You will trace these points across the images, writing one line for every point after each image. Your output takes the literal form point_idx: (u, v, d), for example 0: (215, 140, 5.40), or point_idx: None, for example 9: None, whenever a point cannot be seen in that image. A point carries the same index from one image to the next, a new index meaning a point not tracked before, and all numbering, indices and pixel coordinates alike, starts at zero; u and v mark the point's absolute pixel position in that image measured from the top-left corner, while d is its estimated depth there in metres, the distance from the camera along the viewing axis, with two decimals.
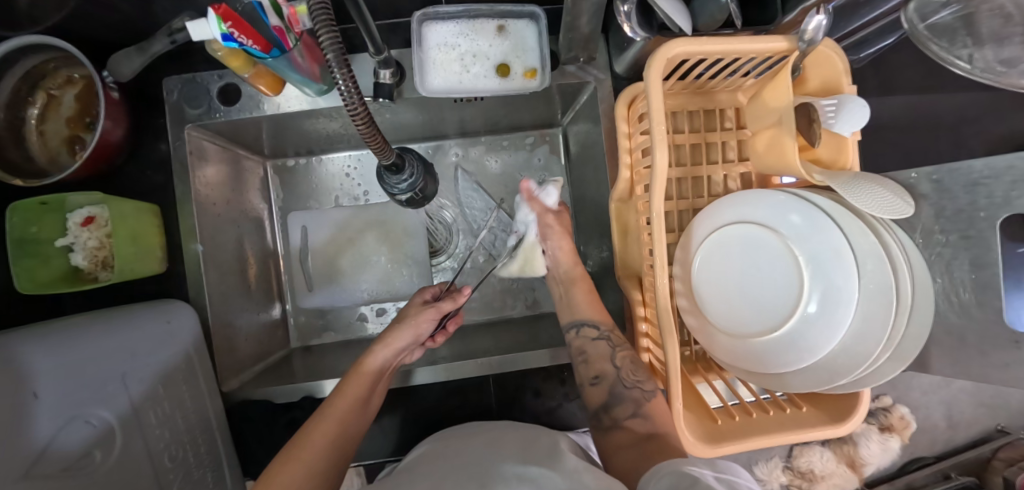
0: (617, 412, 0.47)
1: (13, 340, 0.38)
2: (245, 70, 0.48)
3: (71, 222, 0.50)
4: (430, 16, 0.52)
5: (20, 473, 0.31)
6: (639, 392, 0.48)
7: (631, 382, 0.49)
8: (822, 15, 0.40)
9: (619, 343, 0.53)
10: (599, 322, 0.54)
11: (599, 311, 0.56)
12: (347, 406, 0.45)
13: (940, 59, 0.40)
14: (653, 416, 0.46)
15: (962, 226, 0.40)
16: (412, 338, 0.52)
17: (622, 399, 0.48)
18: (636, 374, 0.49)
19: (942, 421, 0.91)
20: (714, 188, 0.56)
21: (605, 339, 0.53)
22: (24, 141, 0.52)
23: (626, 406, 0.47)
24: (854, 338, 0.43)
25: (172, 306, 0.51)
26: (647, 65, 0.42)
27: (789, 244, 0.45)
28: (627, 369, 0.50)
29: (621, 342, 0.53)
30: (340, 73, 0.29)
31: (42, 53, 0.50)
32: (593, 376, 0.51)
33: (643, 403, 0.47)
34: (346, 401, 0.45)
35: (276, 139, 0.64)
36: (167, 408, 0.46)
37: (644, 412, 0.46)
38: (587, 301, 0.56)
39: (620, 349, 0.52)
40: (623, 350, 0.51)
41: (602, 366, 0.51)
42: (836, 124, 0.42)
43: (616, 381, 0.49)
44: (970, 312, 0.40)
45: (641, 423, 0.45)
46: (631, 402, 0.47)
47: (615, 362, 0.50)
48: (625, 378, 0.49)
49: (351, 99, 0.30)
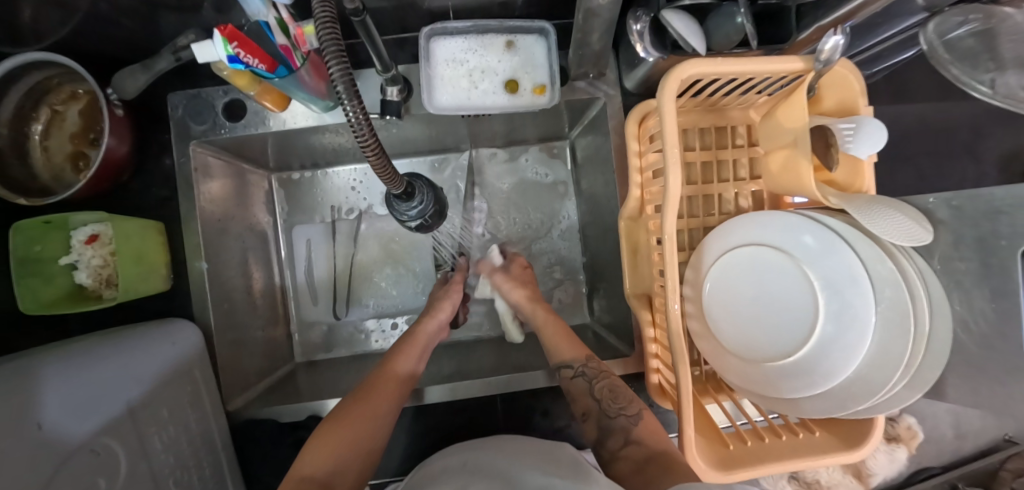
0: (611, 443, 0.48)
1: (20, 364, 0.37)
2: (251, 88, 0.47)
3: (74, 240, 0.49)
4: (438, 31, 0.51)
5: None
6: (625, 419, 0.48)
7: (615, 411, 0.49)
8: (839, 35, 0.39)
9: (596, 373, 0.52)
10: (574, 360, 0.53)
11: (571, 346, 0.55)
12: (400, 374, 0.50)
13: (961, 82, 0.39)
14: (644, 439, 0.46)
15: (982, 254, 0.39)
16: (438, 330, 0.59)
17: (612, 431, 0.49)
18: (618, 401, 0.50)
19: (950, 431, 0.91)
20: (726, 205, 0.55)
21: (582, 375, 0.52)
22: (28, 158, 0.52)
23: (617, 437, 0.47)
24: (871, 364, 0.42)
25: (175, 327, 0.51)
26: (661, 85, 0.41)
27: (803, 268, 0.45)
28: (608, 401, 0.50)
29: (598, 372, 0.52)
30: (350, 105, 0.29)
31: (47, 69, 0.49)
32: (582, 414, 0.52)
33: (631, 429, 0.48)
34: (397, 375, 0.50)
35: (282, 153, 0.64)
36: (171, 431, 0.45)
37: (635, 437, 0.47)
38: (558, 339, 0.56)
39: (598, 381, 0.51)
40: (600, 382, 0.51)
41: (587, 403, 0.51)
42: (854, 147, 0.41)
43: (602, 415, 0.50)
44: (990, 342, 0.39)
45: (637, 448, 0.45)
46: (620, 432, 0.48)
47: (595, 397, 0.50)
48: (608, 409, 0.50)
49: (361, 130, 0.29)
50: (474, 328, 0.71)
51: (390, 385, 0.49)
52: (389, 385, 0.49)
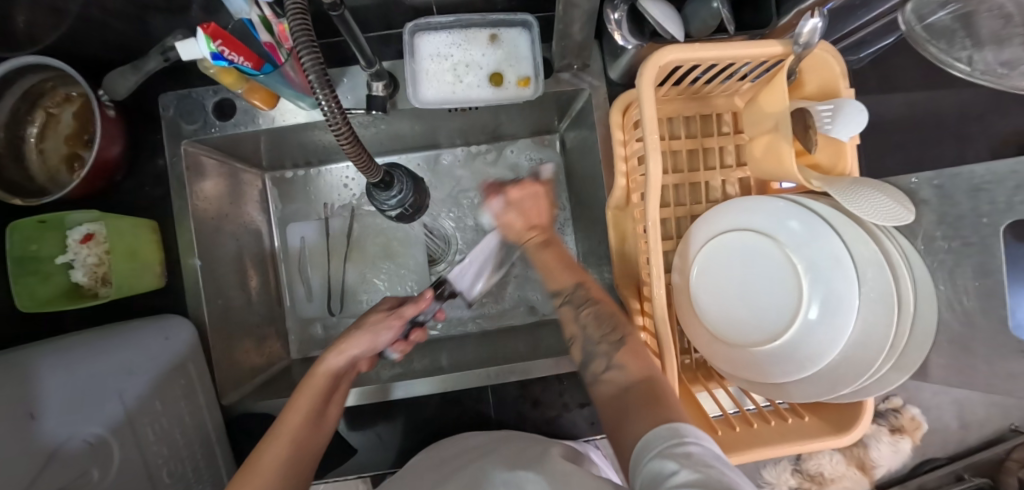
0: (594, 367, 0.43)
1: (14, 357, 0.38)
2: (238, 86, 0.48)
3: (70, 239, 0.50)
4: (421, 26, 0.52)
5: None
6: (608, 345, 0.43)
7: (599, 337, 0.45)
8: (816, 18, 0.39)
9: (583, 301, 0.47)
10: (561, 286, 0.49)
11: (563, 270, 0.50)
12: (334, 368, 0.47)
13: (939, 62, 0.40)
14: (628, 365, 0.41)
15: (964, 233, 0.39)
16: (367, 347, 0.50)
17: (593, 356, 0.44)
18: (602, 327, 0.45)
19: (953, 421, 0.90)
20: (713, 193, 0.55)
21: (569, 303, 0.48)
22: (24, 160, 0.53)
23: (599, 361, 0.43)
24: (857, 346, 0.42)
25: (169, 322, 0.52)
26: (639, 72, 0.42)
27: (787, 251, 0.45)
28: (592, 325, 0.46)
29: (585, 298, 0.47)
30: (323, 94, 0.29)
31: (40, 72, 0.50)
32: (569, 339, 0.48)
33: (615, 353, 0.42)
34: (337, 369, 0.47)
35: (273, 152, 0.65)
36: (166, 424, 0.46)
37: (618, 362, 0.41)
38: (549, 261, 0.51)
39: (584, 308, 0.47)
40: (585, 308, 0.47)
41: (572, 329, 0.47)
42: (833, 130, 0.41)
43: (586, 340, 0.45)
44: (973, 320, 0.39)
45: (618, 374, 0.40)
46: (603, 357, 0.43)
47: (579, 322, 0.46)
48: (592, 333, 0.45)
49: (334, 118, 0.30)
50: (468, 322, 0.71)
51: (290, 436, 0.39)
52: (287, 438, 0.38)
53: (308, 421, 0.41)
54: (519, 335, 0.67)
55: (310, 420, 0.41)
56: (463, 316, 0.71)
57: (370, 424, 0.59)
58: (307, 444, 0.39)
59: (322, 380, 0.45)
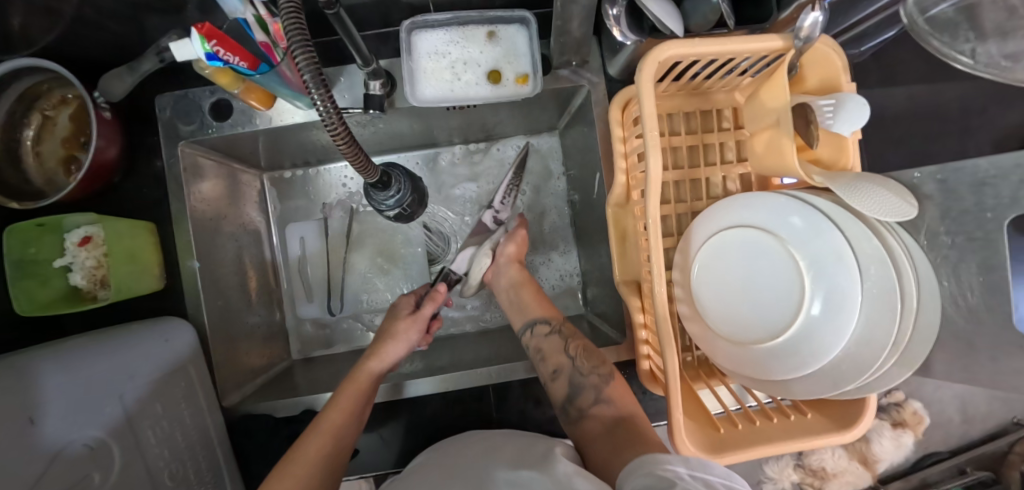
0: (582, 401, 0.46)
1: (14, 361, 0.38)
2: (235, 86, 0.47)
3: (68, 242, 0.50)
4: (418, 24, 0.51)
5: None
6: (597, 378, 0.47)
7: (588, 369, 0.48)
8: (818, 11, 0.39)
9: (570, 333, 0.53)
10: (549, 318, 0.55)
11: (543, 305, 0.57)
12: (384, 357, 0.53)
13: (944, 54, 0.39)
14: (615, 399, 0.46)
15: (969, 228, 0.39)
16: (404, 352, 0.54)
17: (581, 388, 0.47)
18: (589, 361, 0.49)
19: (957, 415, 0.90)
20: (713, 189, 0.55)
21: (557, 332, 0.53)
22: (21, 163, 0.53)
23: (588, 395, 0.46)
24: (861, 343, 0.42)
25: (169, 324, 0.52)
26: (639, 68, 0.41)
27: (789, 247, 0.44)
28: (581, 358, 0.50)
29: (572, 332, 0.53)
30: (318, 94, 0.29)
31: (35, 74, 0.50)
32: (552, 371, 0.50)
33: (603, 386, 0.47)
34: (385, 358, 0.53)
35: (271, 152, 0.64)
36: (167, 426, 0.46)
37: (607, 396, 0.46)
38: (530, 298, 0.57)
39: (573, 339, 0.52)
40: (575, 341, 0.52)
41: (558, 360, 0.50)
42: (835, 125, 0.41)
43: (573, 372, 0.48)
44: (978, 316, 0.39)
45: (607, 409, 0.45)
46: (591, 389, 0.47)
47: (568, 354, 0.50)
48: (581, 366, 0.49)
49: (330, 117, 0.30)
50: (468, 321, 0.71)
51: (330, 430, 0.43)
52: (326, 433, 0.43)
53: (348, 418, 0.45)
54: (521, 333, 0.67)
55: (351, 416, 0.45)
56: (464, 315, 0.71)
57: (372, 424, 0.59)
58: (344, 439, 0.44)
59: (365, 382, 0.49)
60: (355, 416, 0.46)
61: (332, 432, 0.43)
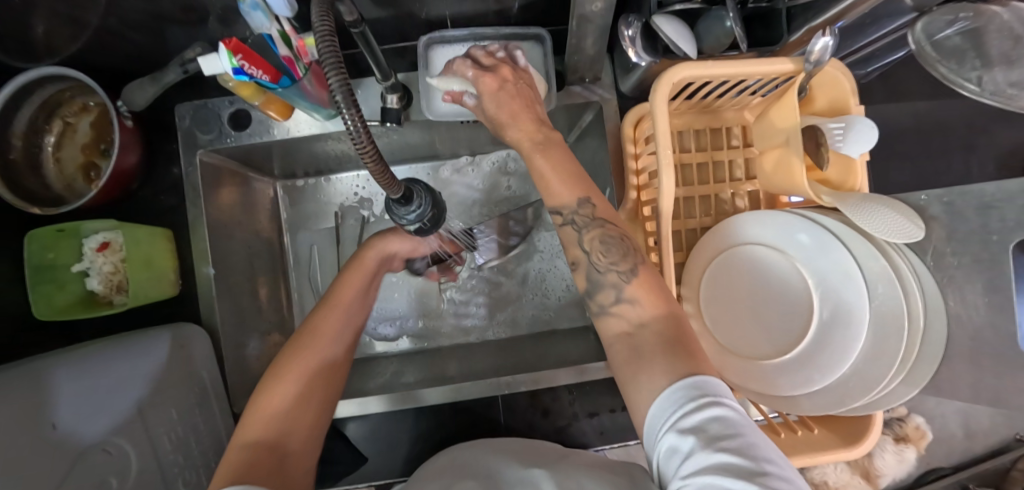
0: (601, 298, 0.40)
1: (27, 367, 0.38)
2: (256, 98, 0.48)
3: (86, 248, 0.51)
4: (436, 39, 0.53)
5: None
6: (618, 274, 0.39)
7: (605, 266, 0.40)
8: (828, 36, 0.40)
9: (588, 222, 0.41)
10: (562, 201, 0.41)
11: (564, 184, 0.41)
12: (345, 303, 0.48)
13: (949, 81, 0.39)
14: (641, 297, 0.39)
15: (975, 249, 0.40)
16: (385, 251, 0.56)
17: (600, 286, 0.40)
18: (610, 254, 0.40)
19: (959, 429, 0.90)
20: (722, 205, 0.56)
21: (571, 222, 0.41)
22: (42, 168, 0.53)
23: (607, 292, 0.39)
24: (868, 362, 0.42)
25: (188, 329, 0.52)
26: (653, 89, 0.43)
27: (797, 264, 0.46)
28: (600, 252, 0.41)
29: (592, 217, 0.41)
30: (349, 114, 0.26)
31: (58, 82, 0.51)
32: (570, 263, 0.43)
33: (624, 285, 0.39)
34: (342, 302, 0.48)
35: (286, 161, 0.65)
36: (181, 432, 0.46)
37: (629, 295, 0.39)
38: (549, 174, 0.41)
39: (589, 230, 0.41)
40: (592, 231, 0.41)
41: (575, 252, 0.42)
42: (844, 147, 0.42)
43: (590, 266, 0.41)
44: (982, 337, 0.39)
45: (630, 308, 0.38)
46: (611, 288, 0.40)
47: (584, 246, 0.41)
48: (599, 261, 0.41)
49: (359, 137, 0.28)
50: (477, 330, 0.71)
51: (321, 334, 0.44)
52: (295, 395, 0.39)
53: (324, 375, 0.41)
54: (528, 343, 0.67)
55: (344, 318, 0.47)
56: (472, 324, 0.72)
57: (381, 433, 0.59)
58: (320, 398, 0.40)
59: (349, 301, 0.48)
60: (349, 319, 0.47)
61: (327, 336, 0.44)
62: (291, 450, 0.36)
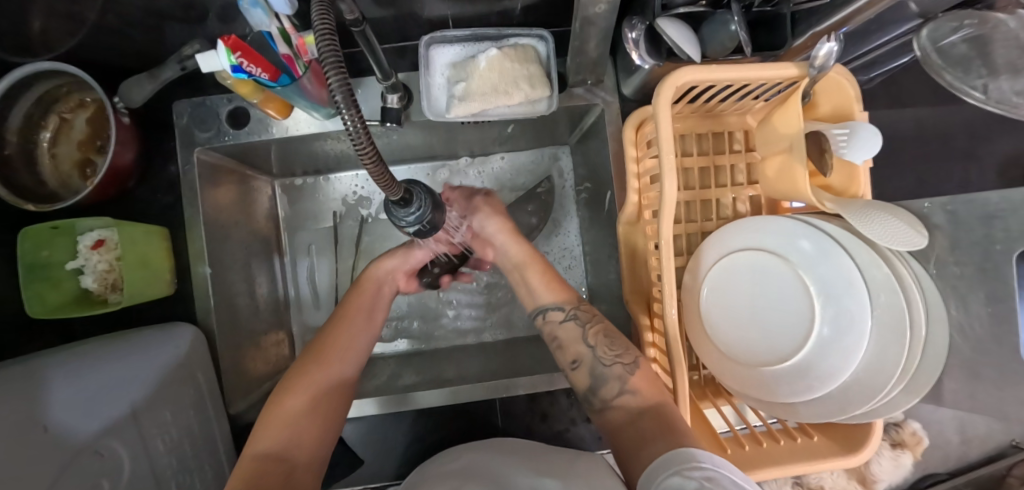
0: (604, 393, 0.44)
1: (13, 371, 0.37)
2: (254, 96, 0.47)
3: (80, 245, 0.51)
4: (437, 39, 0.52)
5: None
6: (621, 367, 0.44)
7: (610, 359, 0.45)
8: (832, 42, 0.40)
9: (588, 319, 0.49)
10: (560, 304, 0.50)
11: (556, 290, 0.51)
12: (355, 315, 0.53)
13: (956, 89, 0.39)
14: (641, 389, 0.42)
15: (976, 259, 0.39)
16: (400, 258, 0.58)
17: (604, 379, 0.44)
18: (613, 349, 0.45)
19: (955, 437, 0.90)
20: (723, 210, 0.56)
21: (573, 319, 0.49)
22: (36, 165, 0.53)
23: (611, 385, 0.43)
24: (868, 370, 0.42)
25: (181, 328, 0.51)
26: (656, 92, 0.42)
27: (799, 271, 0.45)
28: (603, 347, 0.46)
29: (590, 316, 0.49)
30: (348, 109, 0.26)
31: (54, 78, 0.51)
32: (570, 362, 0.47)
33: (627, 377, 0.43)
34: (353, 312, 0.54)
35: (284, 160, 0.65)
36: (176, 433, 0.46)
37: (630, 386, 0.42)
38: (541, 285, 0.52)
39: (591, 326, 0.48)
40: (593, 326, 0.48)
41: (578, 350, 0.47)
42: (848, 153, 0.42)
43: (594, 361, 0.45)
44: (986, 346, 0.39)
45: (631, 400, 0.42)
46: (615, 380, 0.43)
47: (587, 342, 0.46)
48: (603, 356, 0.45)
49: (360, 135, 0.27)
50: (475, 332, 0.71)
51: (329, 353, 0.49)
52: (295, 409, 0.43)
53: (318, 390, 0.45)
54: (527, 346, 0.66)
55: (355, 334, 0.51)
56: (471, 327, 0.71)
57: (377, 435, 0.59)
58: (321, 407, 0.44)
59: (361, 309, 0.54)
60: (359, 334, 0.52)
61: (337, 351, 0.49)
62: (296, 464, 0.39)
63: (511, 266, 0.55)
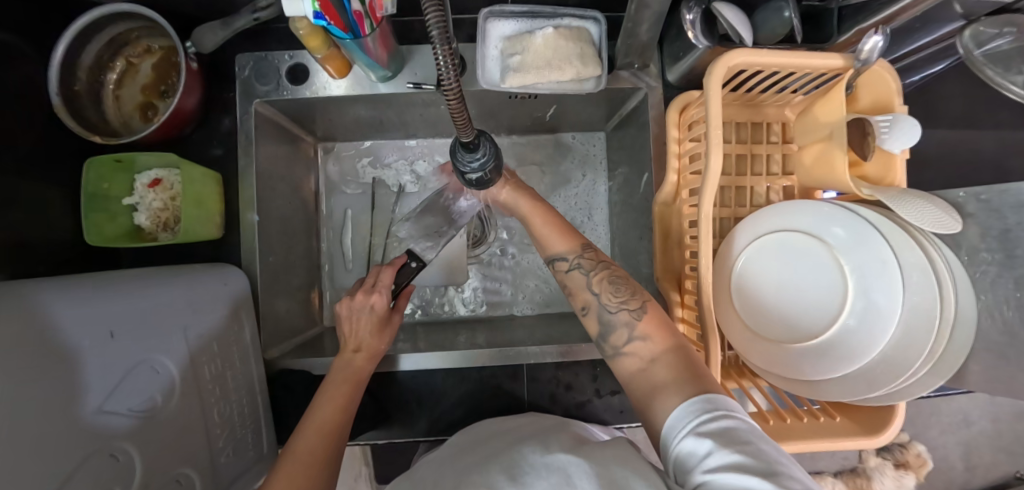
0: (613, 340, 0.42)
1: (72, 282, 0.39)
2: (320, 50, 0.50)
3: (138, 183, 0.53)
4: (495, 13, 0.54)
5: (80, 413, 0.32)
6: (627, 314, 0.42)
7: (616, 306, 0.43)
8: (879, 36, 0.41)
9: (593, 266, 0.46)
10: (567, 252, 0.47)
11: (561, 236, 0.48)
12: (347, 396, 0.45)
13: (995, 83, 0.42)
14: (652, 334, 0.40)
15: (1008, 245, 0.41)
16: (368, 322, 0.51)
17: (613, 327, 0.42)
18: (619, 294, 0.43)
19: (960, 463, 0.91)
20: (757, 199, 0.57)
21: (578, 267, 0.46)
22: (101, 103, 0.55)
23: (619, 334, 0.41)
24: (897, 349, 0.43)
25: (227, 269, 0.54)
26: (708, 72, 0.44)
27: (833, 253, 0.47)
28: (608, 293, 0.44)
29: (594, 262, 0.46)
30: (441, 51, 0.23)
31: (129, 21, 0.53)
32: (581, 308, 0.46)
33: (635, 324, 0.41)
34: (348, 388, 0.46)
35: (331, 122, 0.67)
36: (218, 364, 0.47)
37: (640, 333, 0.40)
38: (546, 231, 0.49)
39: (596, 273, 0.45)
40: (597, 273, 0.45)
41: (585, 297, 0.45)
42: (889, 140, 0.44)
43: (602, 308, 0.44)
44: (1014, 331, 0.40)
45: (642, 346, 0.40)
46: (623, 328, 0.42)
47: (593, 289, 0.44)
48: (609, 303, 0.43)
49: (450, 83, 0.25)
50: (502, 307, 0.72)
51: (306, 457, 0.39)
52: None
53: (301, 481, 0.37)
54: (551, 321, 0.68)
55: (336, 424, 0.42)
56: (495, 301, 0.72)
57: (403, 393, 0.60)
58: None
59: (344, 391, 0.46)
60: (343, 427, 0.43)
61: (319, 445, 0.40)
62: None
63: (520, 215, 0.52)
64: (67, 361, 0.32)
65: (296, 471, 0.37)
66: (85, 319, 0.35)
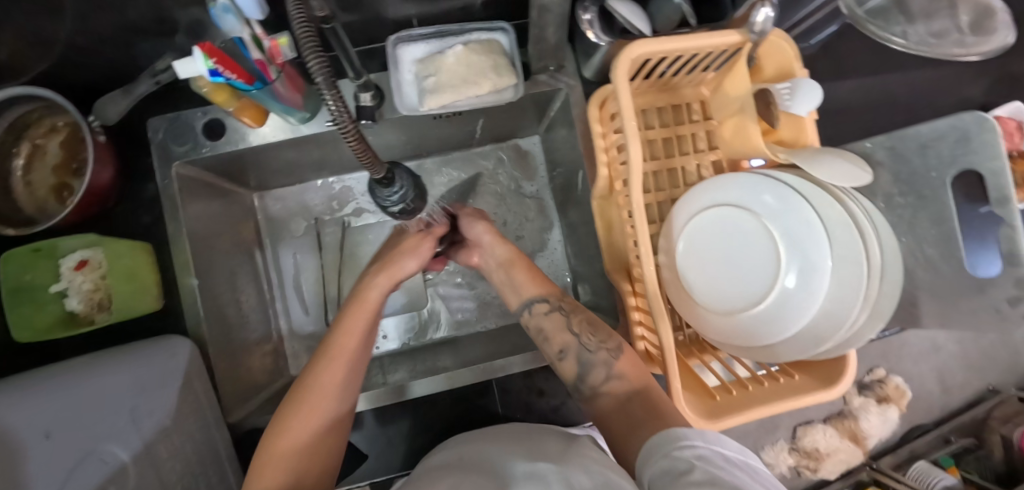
0: (592, 378, 0.44)
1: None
2: (229, 103, 0.48)
3: (63, 267, 0.51)
4: (403, 38, 0.54)
5: None
6: (607, 353, 0.44)
7: (595, 345, 0.45)
8: (767, 7, 0.42)
9: (573, 309, 0.49)
10: (546, 295, 0.50)
11: (539, 283, 0.51)
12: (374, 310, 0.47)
13: (879, 37, 0.44)
14: (627, 373, 0.43)
15: (918, 187, 0.44)
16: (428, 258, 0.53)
17: (591, 366, 0.44)
18: (597, 335, 0.46)
19: (936, 387, 0.94)
20: (689, 177, 0.59)
21: (559, 310, 0.48)
22: (11, 191, 0.53)
23: (598, 370, 0.43)
24: (835, 304, 0.45)
25: (172, 340, 0.51)
26: (613, 67, 0.45)
27: (764, 222, 0.48)
28: (587, 334, 0.46)
29: (574, 307, 0.49)
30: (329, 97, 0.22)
31: (25, 104, 0.51)
32: (558, 352, 0.47)
33: (613, 363, 0.43)
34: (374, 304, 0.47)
35: (261, 170, 0.65)
36: (177, 440, 0.46)
37: (618, 371, 0.43)
38: (528, 279, 0.51)
39: (575, 315, 0.48)
40: (578, 315, 0.48)
41: (564, 339, 0.47)
42: (794, 105, 0.45)
43: (581, 349, 0.45)
44: (935, 266, 0.43)
45: (619, 384, 0.42)
46: (601, 366, 0.44)
47: (573, 330, 0.46)
48: (588, 342, 0.45)
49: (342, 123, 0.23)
50: (467, 324, 0.72)
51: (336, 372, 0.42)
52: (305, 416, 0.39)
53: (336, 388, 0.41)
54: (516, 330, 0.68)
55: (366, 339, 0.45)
56: (461, 317, 0.72)
57: (381, 427, 0.59)
58: (333, 420, 0.41)
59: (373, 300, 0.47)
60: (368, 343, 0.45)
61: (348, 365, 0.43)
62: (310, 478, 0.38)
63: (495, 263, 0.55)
64: (11, 471, 0.31)
65: (327, 383, 0.41)
66: (13, 426, 0.34)
